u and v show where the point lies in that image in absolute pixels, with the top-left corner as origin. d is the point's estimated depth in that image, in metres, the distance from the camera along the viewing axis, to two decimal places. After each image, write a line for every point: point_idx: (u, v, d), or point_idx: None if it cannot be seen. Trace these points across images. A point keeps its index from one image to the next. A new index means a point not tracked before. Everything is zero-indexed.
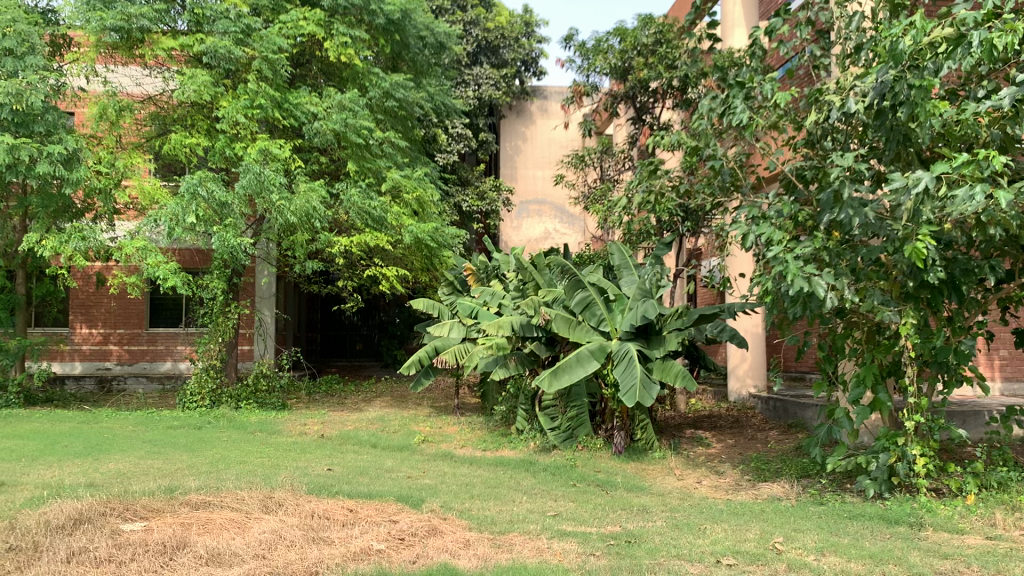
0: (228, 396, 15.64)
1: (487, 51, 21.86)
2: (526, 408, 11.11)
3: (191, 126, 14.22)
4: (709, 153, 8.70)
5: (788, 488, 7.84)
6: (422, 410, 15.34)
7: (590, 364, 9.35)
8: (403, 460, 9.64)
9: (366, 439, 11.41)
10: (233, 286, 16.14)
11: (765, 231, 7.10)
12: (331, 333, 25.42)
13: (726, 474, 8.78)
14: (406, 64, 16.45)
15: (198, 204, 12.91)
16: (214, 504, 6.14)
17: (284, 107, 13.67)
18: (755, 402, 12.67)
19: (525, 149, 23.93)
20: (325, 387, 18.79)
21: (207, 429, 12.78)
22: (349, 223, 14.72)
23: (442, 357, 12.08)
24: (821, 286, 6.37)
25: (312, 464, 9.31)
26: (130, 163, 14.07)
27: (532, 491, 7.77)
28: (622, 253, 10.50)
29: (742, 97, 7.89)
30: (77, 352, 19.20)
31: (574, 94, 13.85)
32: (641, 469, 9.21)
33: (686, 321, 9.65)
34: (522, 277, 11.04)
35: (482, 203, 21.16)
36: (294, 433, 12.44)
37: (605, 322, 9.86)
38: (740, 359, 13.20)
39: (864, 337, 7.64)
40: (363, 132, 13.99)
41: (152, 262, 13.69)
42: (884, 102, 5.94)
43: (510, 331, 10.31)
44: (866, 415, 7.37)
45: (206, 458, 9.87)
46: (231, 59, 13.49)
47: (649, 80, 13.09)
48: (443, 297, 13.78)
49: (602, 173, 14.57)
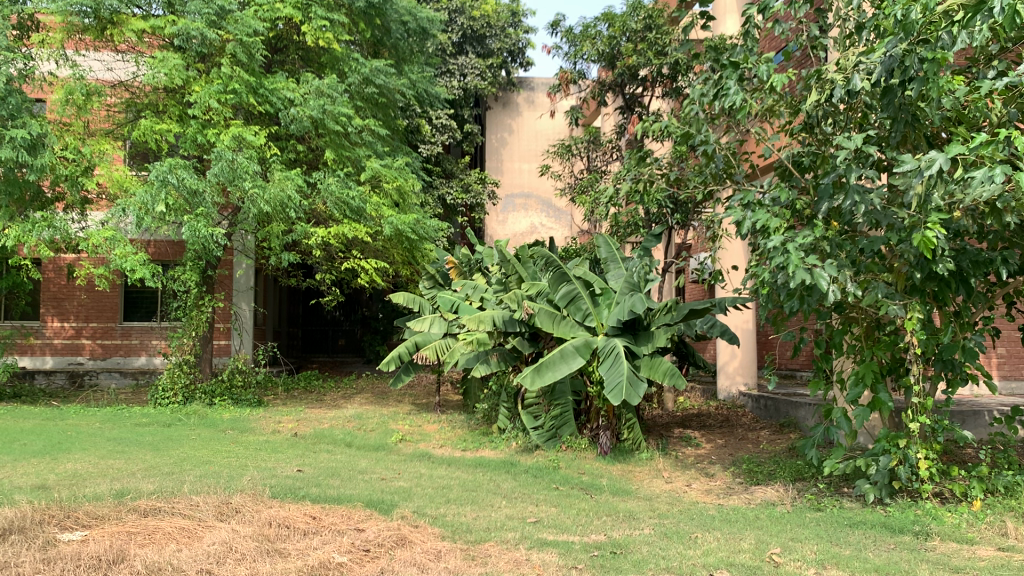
0: (201, 392, 15.14)
1: (472, 41, 21.38)
2: (507, 406, 10.69)
3: (163, 112, 13.66)
4: (701, 139, 8.20)
5: (782, 493, 7.42)
6: (402, 407, 14.86)
7: (576, 360, 8.88)
8: (377, 461, 9.17)
9: (341, 438, 10.93)
10: (207, 279, 15.61)
11: (761, 219, 6.66)
12: (312, 329, 24.94)
13: (717, 476, 8.37)
14: (388, 50, 15.97)
15: (168, 192, 12.34)
16: (164, 511, 5.66)
17: (260, 92, 13.16)
18: (745, 400, 12.26)
19: (511, 141, 23.50)
20: (303, 384, 18.29)
21: (177, 427, 12.27)
22: (327, 214, 14.24)
23: (422, 353, 11.60)
24: (824, 279, 5.90)
25: (281, 465, 8.83)
26: (98, 151, 13.51)
27: (512, 496, 7.31)
28: (609, 245, 10.10)
29: (737, 78, 7.28)
30: (48, 346, 18.61)
31: (561, 82, 13.36)
32: (627, 471, 8.77)
33: (676, 315, 9.26)
34: (505, 270, 10.58)
35: (467, 195, 20.66)
36: (267, 431, 11.96)
37: (591, 317, 9.36)
38: (730, 356, 12.76)
39: (863, 332, 7.22)
40: (342, 119, 13.51)
41: (120, 252, 13.13)
42: (892, 79, 5.53)
43: (491, 325, 9.74)
44: (866, 415, 6.95)
45: (170, 458, 9.37)
46: (204, 41, 12.97)
47: (638, 67, 12.61)
48: (424, 291, 13.30)
49: (589, 164, 14.09)
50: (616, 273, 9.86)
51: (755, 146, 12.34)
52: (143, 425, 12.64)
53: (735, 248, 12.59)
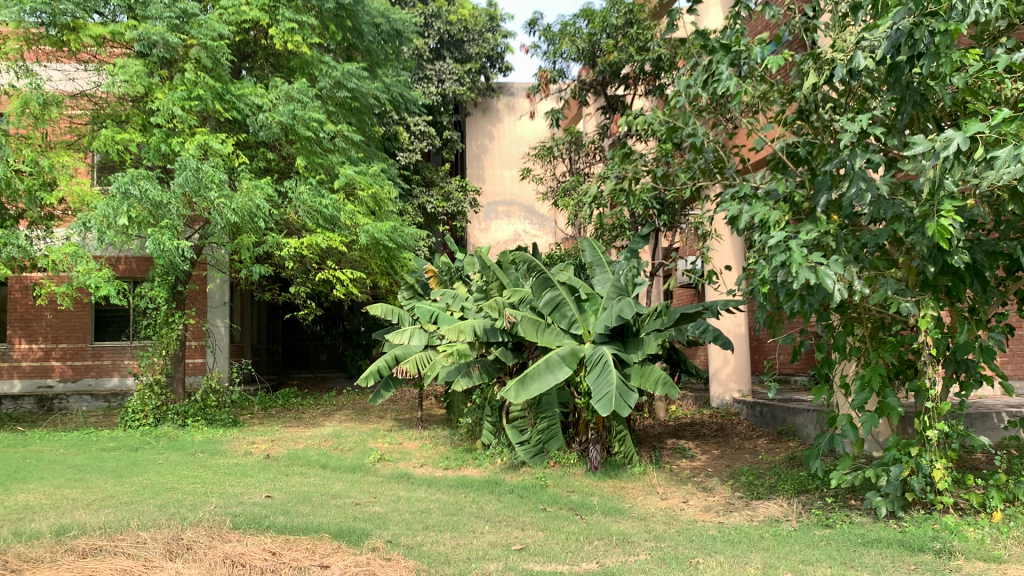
0: (173, 413, 14.50)
1: (450, 46, 20.89)
2: (492, 421, 10.14)
3: (126, 121, 13.06)
4: (689, 131, 7.71)
5: (786, 508, 6.91)
6: (384, 424, 14.28)
7: (562, 370, 8.35)
8: (352, 484, 8.59)
9: (315, 460, 10.33)
10: (178, 295, 14.97)
11: (759, 213, 6.14)
12: (293, 344, 24.34)
13: (715, 491, 7.84)
14: (361, 54, 15.44)
15: (130, 204, 11.73)
16: (105, 551, 5.07)
17: (226, 98, 12.61)
18: (739, 407, 11.78)
19: (492, 148, 23.06)
20: (281, 401, 17.66)
21: (144, 451, 11.65)
22: (300, 224, 13.68)
23: (401, 367, 11.04)
24: (829, 276, 5.37)
25: (249, 492, 8.24)
26: (57, 163, 12.86)
27: (496, 520, 6.76)
28: (595, 248, 9.59)
29: (727, 62, 6.75)
30: (16, 369, 17.90)
31: (540, 83, 12.86)
32: (620, 487, 8.22)
33: (667, 320, 8.71)
34: (485, 277, 10.02)
35: (448, 203, 20.15)
36: (239, 453, 11.34)
37: (577, 324, 8.80)
38: (723, 362, 12.27)
39: (868, 333, 6.76)
40: (313, 125, 13.00)
41: (82, 269, 12.50)
42: (899, 56, 5.03)
43: (472, 335, 9.23)
44: (874, 423, 6.44)
45: (131, 487, 8.75)
46: (167, 46, 12.42)
47: (620, 64, 12.12)
48: (402, 302, 12.72)
49: (571, 166, 13.60)
50: (603, 278, 9.35)
51: (744, 141, 11.86)
52: (109, 449, 12.00)
53: (732, 240, 12.09)
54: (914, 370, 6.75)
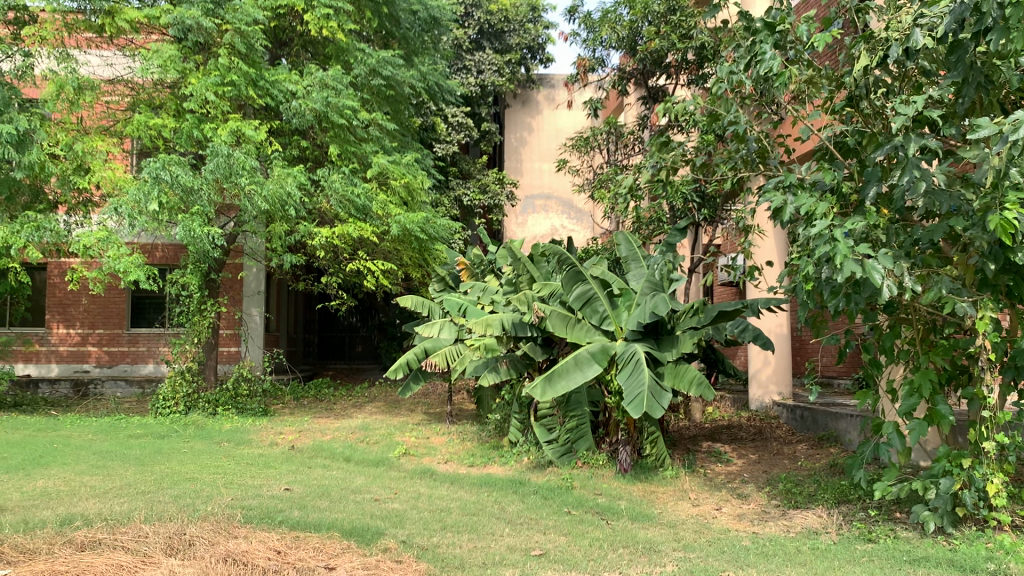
0: (204, 402, 14.42)
1: (490, 36, 20.60)
2: (519, 418, 9.83)
3: (160, 107, 12.98)
4: (731, 119, 7.31)
5: (826, 519, 6.50)
6: (414, 418, 14.06)
7: (591, 368, 8.01)
8: (374, 479, 8.34)
9: (339, 453, 10.12)
10: (210, 283, 14.89)
11: (803, 204, 5.73)
12: (328, 335, 24.32)
13: (750, 498, 7.44)
14: (398, 42, 15.20)
15: (161, 189, 11.63)
16: (104, 544, 4.88)
17: (260, 84, 12.47)
18: (780, 411, 11.32)
19: (530, 140, 22.72)
20: (313, 392, 17.55)
21: (171, 439, 11.55)
22: (332, 213, 13.51)
23: (430, 360, 10.78)
24: (877, 271, 4.95)
25: (268, 484, 8.03)
26: (91, 147, 12.80)
27: (517, 522, 6.46)
28: (630, 242, 9.23)
29: (772, 43, 6.34)
30: (53, 354, 18.05)
31: (579, 71, 12.49)
32: (650, 491, 7.86)
33: (703, 319, 8.33)
34: (515, 270, 9.70)
35: (485, 196, 19.88)
36: (264, 443, 11.19)
37: (609, 320, 8.49)
38: (763, 363, 11.80)
39: (918, 336, 6.33)
40: (347, 113, 12.81)
41: (113, 254, 12.45)
42: (963, 32, 4.63)
43: (500, 330, 8.91)
44: (922, 431, 6.00)
45: (150, 476, 8.61)
46: (201, 31, 12.32)
47: (662, 52, 11.70)
48: (433, 294, 12.47)
49: (609, 158, 13.21)
50: (637, 273, 8.98)
51: (790, 131, 11.36)
52: (136, 436, 11.92)
53: (776, 235, 11.62)
54: (968, 376, 6.29)
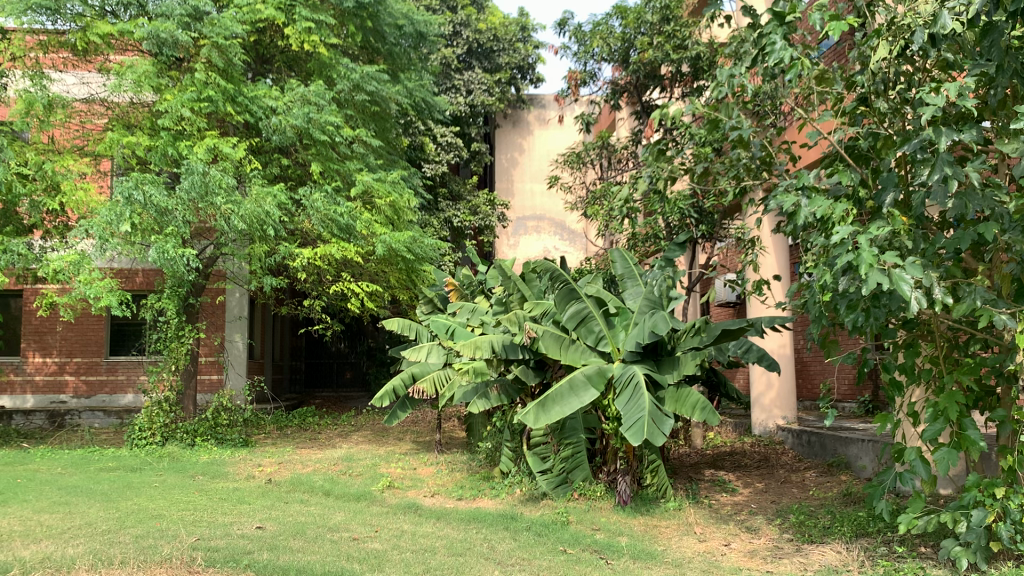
0: (182, 432, 13.80)
1: (479, 55, 20.22)
2: (511, 447, 9.27)
3: (135, 125, 12.47)
4: (733, 124, 6.86)
5: (845, 555, 5.94)
6: (402, 446, 13.46)
7: (587, 392, 7.46)
8: (354, 515, 7.75)
9: (320, 486, 9.52)
10: (189, 308, 14.31)
11: (819, 209, 5.24)
12: (316, 361, 23.77)
13: (761, 532, 6.87)
14: (384, 58, 14.78)
15: (133, 210, 11.09)
16: None
17: (238, 100, 12.00)
18: (785, 437, 10.75)
19: (522, 161, 22.28)
20: (297, 421, 16.93)
21: (144, 472, 10.94)
22: (314, 234, 13.00)
23: (417, 386, 10.21)
24: (905, 281, 4.41)
25: (240, 522, 7.44)
26: (61, 167, 12.26)
27: (506, 564, 5.89)
28: (625, 259, 8.76)
29: (782, 34, 5.88)
30: (29, 384, 17.40)
31: (570, 85, 11.99)
32: (652, 524, 7.29)
33: (705, 337, 7.77)
34: (505, 289, 9.20)
35: (475, 217, 19.41)
36: (241, 476, 10.58)
37: (605, 341, 7.98)
38: (766, 386, 11.25)
39: (942, 354, 5.82)
40: (329, 129, 12.36)
41: (84, 279, 11.88)
42: (998, 11, 4.22)
43: (489, 352, 8.32)
44: (950, 458, 5.45)
45: (114, 513, 7.99)
46: (176, 45, 11.84)
47: (656, 63, 11.26)
48: (421, 317, 11.93)
49: (602, 174, 12.74)
50: (634, 292, 8.50)
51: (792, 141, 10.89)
52: (107, 470, 11.31)
53: (780, 248, 11.11)
54: (996, 397, 5.77)
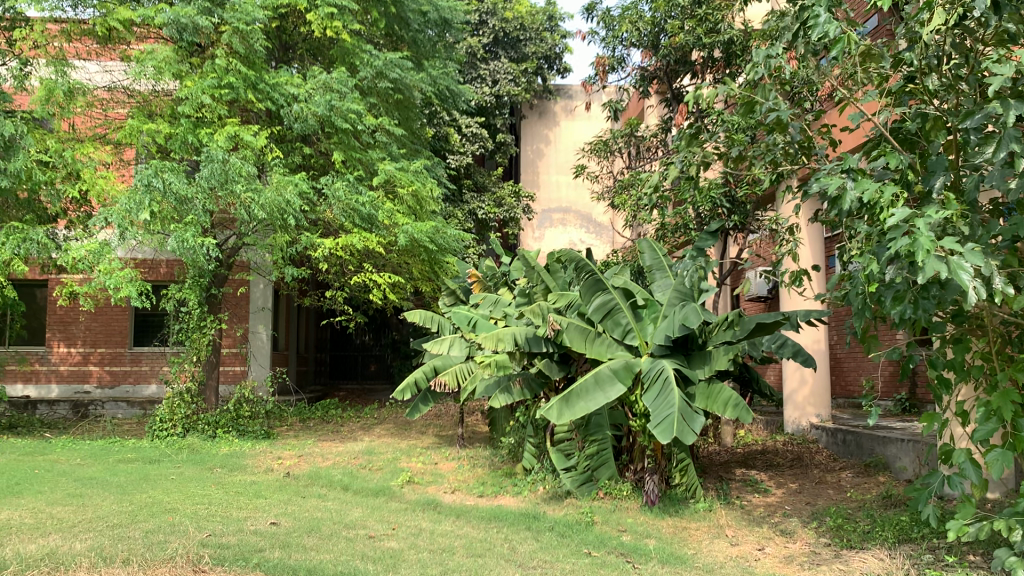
0: (203, 424, 13.65)
1: (505, 45, 19.91)
2: (534, 443, 8.98)
3: (156, 113, 12.31)
4: (770, 106, 6.50)
5: (887, 563, 5.57)
6: (424, 441, 13.22)
7: (614, 387, 7.15)
8: (372, 512, 7.50)
9: (338, 480, 9.29)
10: (211, 298, 14.17)
11: (866, 193, 4.89)
12: (340, 354, 23.63)
13: (796, 536, 6.52)
14: (408, 46, 14.53)
15: (153, 198, 10.91)
16: None
17: (260, 87, 11.81)
18: (819, 435, 10.36)
19: (547, 152, 21.95)
20: (320, 413, 16.77)
21: (162, 464, 10.78)
22: (337, 224, 12.79)
23: (439, 379, 9.95)
24: (965, 269, 4.05)
25: (254, 517, 7.22)
26: (81, 154, 12.12)
27: (528, 566, 5.60)
28: (654, 250, 8.43)
29: (827, 6, 5.51)
30: (54, 374, 17.37)
31: (597, 71, 11.64)
32: (680, 526, 6.97)
33: (739, 331, 7.45)
34: (529, 281, 8.90)
35: (500, 209, 19.12)
36: (259, 469, 10.37)
37: (632, 334, 7.67)
38: (799, 383, 10.86)
39: (994, 350, 5.44)
40: (352, 117, 12.14)
41: (105, 268, 11.73)
42: None
43: (512, 345, 8.06)
44: (1004, 461, 5.05)
45: (127, 506, 7.80)
46: (197, 31, 11.68)
47: (687, 48, 10.89)
48: (443, 309, 11.67)
49: (629, 163, 12.40)
50: (663, 283, 8.17)
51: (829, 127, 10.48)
52: (126, 461, 11.17)
53: (814, 238, 10.72)
54: None
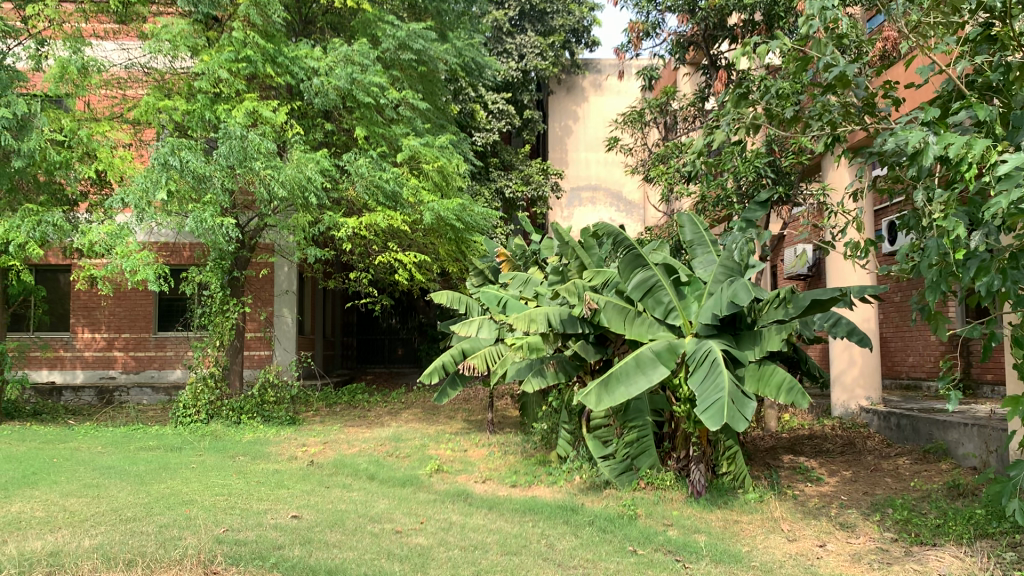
0: (228, 410, 13.29)
1: (532, 18, 19.28)
2: (570, 429, 8.51)
3: (173, 90, 11.90)
4: (830, 60, 5.88)
5: (966, 562, 5.03)
6: (453, 426, 12.79)
7: (656, 370, 6.63)
8: (399, 504, 7.08)
9: (363, 469, 8.87)
10: (234, 281, 13.82)
11: (953, 146, 4.30)
12: (368, 337, 23.30)
13: (859, 531, 5.99)
14: (431, 17, 14.01)
15: (170, 176, 10.50)
16: None
17: (278, 60, 11.32)
18: (870, 419, 9.78)
19: (576, 129, 21.34)
20: (346, 398, 16.43)
21: (184, 452, 10.44)
22: (360, 203, 12.35)
23: (467, 362, 9.49)
24: None
25: (275, 510, 6.82)
26: (96, 133, 11.71)
27: (568, 566, 5.11)
28: (696, 224, 7.86)
29: None
30: (79, 360, 17.14)
31: (631, 37, 11.03)
32: (730, 520, 6.46)
33: (792, 309, 6.84)
34: (562, 258, 8.36)
35: (528, 188, 18.62)
36: (283, 458, 10.00)
37: (675, 313, 7.13)
38: (848, 364, 10.25)
39: None
40: (374, 90, 11.70)
41: (121, 251, 11.35)
42: None
43: (546, 326, 7.57)
44: None
45: (143, 498, 7.43)
46: (213, 3, 11.28)
47: (727, 9, 10.27)
48: (471, 289, 11.22)
49: (664, 134, 11.84)
50: (706, 259, 7.62)
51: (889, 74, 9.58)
52: (147, 449, 10.84)
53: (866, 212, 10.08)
54: None
